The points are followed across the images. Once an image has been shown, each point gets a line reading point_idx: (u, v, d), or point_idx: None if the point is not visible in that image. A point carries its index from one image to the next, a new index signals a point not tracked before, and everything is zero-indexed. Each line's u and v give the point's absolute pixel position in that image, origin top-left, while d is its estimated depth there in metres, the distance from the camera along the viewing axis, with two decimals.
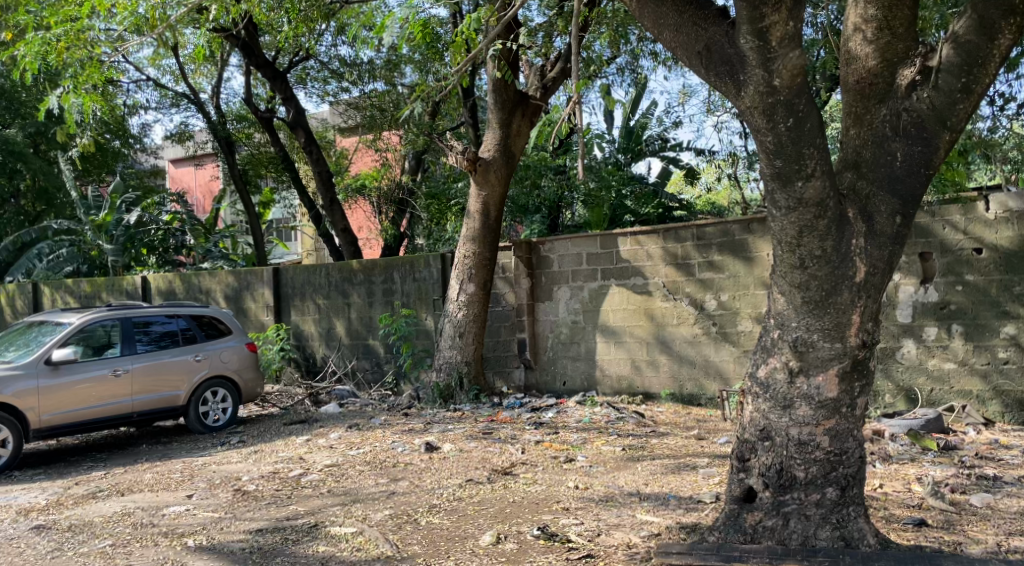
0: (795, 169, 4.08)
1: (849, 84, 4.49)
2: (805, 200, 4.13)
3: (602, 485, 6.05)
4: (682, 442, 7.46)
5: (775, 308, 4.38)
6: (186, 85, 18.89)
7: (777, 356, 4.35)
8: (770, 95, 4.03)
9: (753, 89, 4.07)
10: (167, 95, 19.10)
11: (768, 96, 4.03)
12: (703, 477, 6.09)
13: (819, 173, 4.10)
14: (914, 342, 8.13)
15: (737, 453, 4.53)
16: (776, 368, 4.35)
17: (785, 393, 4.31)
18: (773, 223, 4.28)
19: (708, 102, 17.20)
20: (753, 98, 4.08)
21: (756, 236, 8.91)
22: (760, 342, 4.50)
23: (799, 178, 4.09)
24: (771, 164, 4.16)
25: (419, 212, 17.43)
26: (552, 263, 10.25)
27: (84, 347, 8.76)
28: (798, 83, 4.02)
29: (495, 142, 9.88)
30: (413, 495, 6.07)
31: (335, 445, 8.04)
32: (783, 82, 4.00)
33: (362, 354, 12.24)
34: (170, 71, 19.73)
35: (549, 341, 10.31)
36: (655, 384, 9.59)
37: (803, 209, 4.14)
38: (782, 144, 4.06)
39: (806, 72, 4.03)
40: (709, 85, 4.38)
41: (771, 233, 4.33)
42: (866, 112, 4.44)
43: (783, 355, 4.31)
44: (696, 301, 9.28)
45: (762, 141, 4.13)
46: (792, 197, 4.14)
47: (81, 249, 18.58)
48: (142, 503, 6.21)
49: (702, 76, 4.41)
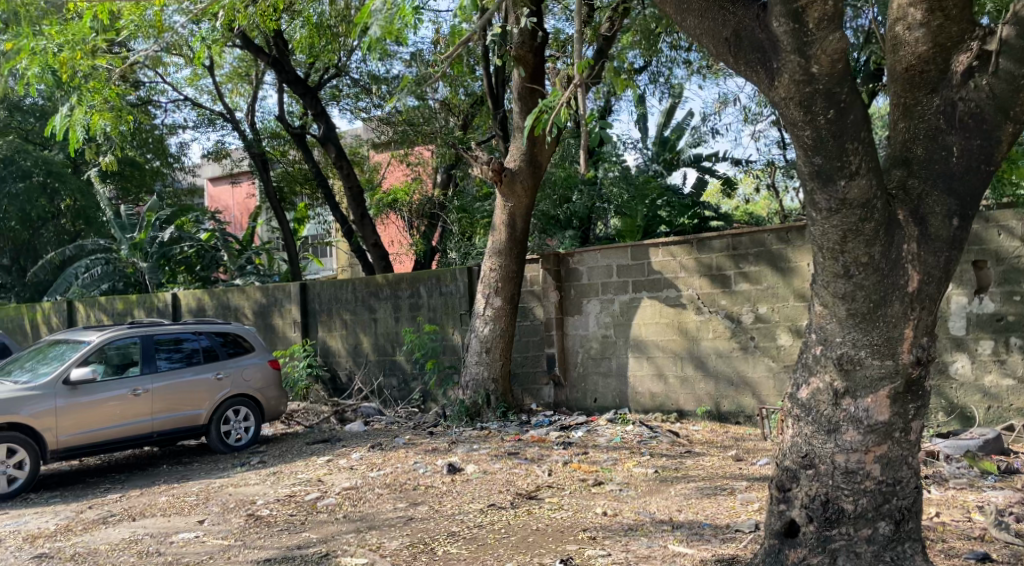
0: (837, 166, 3.72)
1: (896, 73, 4.12)
2: (849, 200, 3.74)
3: (631, 512, 5.67)
4: (719, 463, 7.05)
5: (817, 322, 4.01)
6: (222, 104, 18.94)
7: (819, 375, 3.96)
8: (807, 83, 3.66)
9: (788, 78, 3.72)
10: (203, 114, 19.14)
11: (805, 85, 3.67)
12: (742, 502, 5.68)
13: (863, 171, 3.73)
14: (969, 357, 7.63)
15: (777, 483, 4.14)
16: (819, 389, 3.96)
17: (829, 417, 3.92)
18: (814, 228, 3.91)
19: (745, 111, 16.81)
20: (788, 89, 3.73)
21: (795, 245, 8.48)
22: (800, 358, 4.11)
23: (841, 177, 3.73)
24: (809, 161, 3.81)
25: (450, 226, 17.19)
26: (581, 275, 9.91)
27: (105, 365, 8.62)
28: (839, 70, 3.65)
29: (520, 151, 9.61)
30: (432, 521, 5.76)
31: (356, 466, 7.77)
32: (822, 69, 3.63)
33: (388, 371, 11.99)
34: (207, 91, 19.85)
35: (579, 356, 9.94)
36: (690, 402, 9.17)
37: (846, 211, 3.77)
38: (822, 139, 3.71)
39: (848, 57, 3.66)
40: (740, 75, 4.07)
41: (812, 238, 3.96)
42: (916, 103, 4.06)
43: (827, 375, 3.92)
44: (731, 314, 8.87)
45: (799, 135, 3.78)
46: (833, 198, 3.77)
47: (115, 267, 18.66)
48: (152, 529, 5.98)
49: (731, 65, 4.09)
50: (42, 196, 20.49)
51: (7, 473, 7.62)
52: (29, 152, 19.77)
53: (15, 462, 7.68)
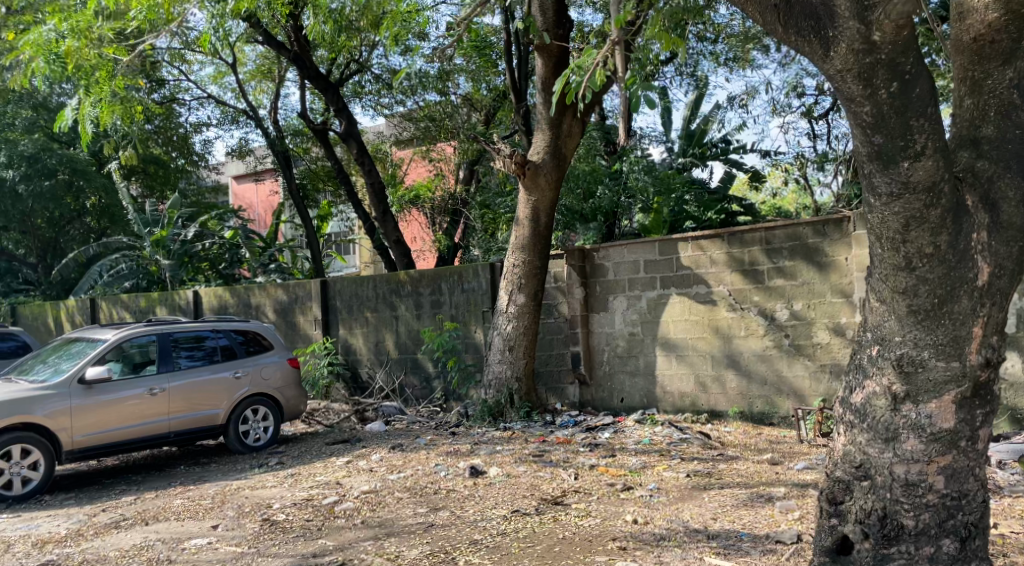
0: (900, 146, 3.40)
1: (963, 42, 3.74)
2: (912, 183, 3.42)
3: (663, 520, 5.37)
4: (754, 468, 6.74)
5: (874, 320, 3.73)
6: (246, 101, 18.79)
7: (876, 378, 3.70)
8: (868, 53, 3.35)
9: (846, 47, 3.41)
10: (227, 112, 19.04)
11: (866, 55, 3.36)
12: (781, 511, 5.37)
13: (930, 151, 3.41)
14: (1019, 356, 7.24)
15: (828, 496, 3.90)
16: (875, 394, 3.70)
17: (887, 424, 3.66)
18: (872, 215, 3.60)
19: (773, 103, 16.43)
20: (846, 60, 3.42)
21: (833, 239, 8.12)
22: (851, 359, 3.89)
23: (904, 158, 3.41)
24: (869, 141, 3.50)
25: (473, 222, 16.94)
26: (607, 271, 9.62)
27: (122, 363, 8.46)
28: (904, 37, 3.31)
29: (544, 143, 9.34)
30: (453, 529, 5.49)
31: (376, 468, 7.53)
32: (884, 37, 3.31)
33: (411, 369, 11.75)
34: (231, 88, 19.75)
35: (605, 354, 9.65)
36: (722, 402, 8.84)
37: (910, 196, 3.45)
38: (884, 116, 3.39)
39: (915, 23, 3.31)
40: (790, 46, 3.79)
41: (869, 226, 3.66)
42: (987, 76, 3.71)
43: (885, 377, 3.66)
44: (765, 311, 8.53)
45: (858, 111, 3.46)
46: (896, 180, 3.45)
47: (139, 264, 18.53)
48: (164, 534, 5.77)
49: (780, 38, 3.80)
50: (67, 194, 20.49)
51: (21, 474, 7.45)
52: (54, 149, 19.76)
53: (29, 462, 7.51)
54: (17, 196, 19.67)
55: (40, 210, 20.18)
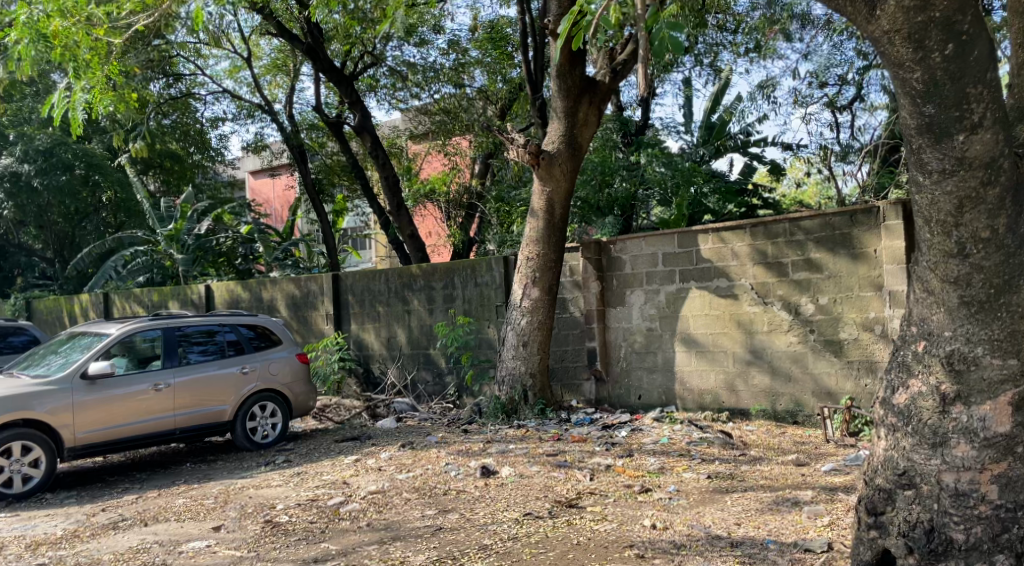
0: (955, 117, 3.39)
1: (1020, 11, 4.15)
2: (968, 158, 3.44)
3: (684, 525, 5.08)
4: (779, 470, 6.46)
5: (923, 314, 3.72)
6: (261, 96, 18.59)
7: (922, 378, 3.68)
8: (922, 12, 3.30)
9: (896, 5, 3.35)
10: (243, 106, 18.87)
11: (918, 13, 3.31)
12: (809, 517, 5.08)
13: (987, 125, 3.41)
14: None
15: (868, 506, 3.85)
16: (920, 394, 3.68)
17: (936, 428, 3.62)
18: (922, 196, 3.60)
19: (796, 94, 16.05)
20: (895, 20, 3.37)
21: (863, 229, 7.79)
22: (894, 358, 3.88)
23: (959, 132, 3.40)
24: (920, 112, 3.47)
25: (488, 216, 16.78)
26: (624, 265, 9.32)
27: (128, 358, 8.26)
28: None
29: (560, 133, 9.08)
30: (461, 532, 5.24)
31: (385, 467, 7.28)
32: None
33: (423, 365, 11.50)
34: (248, 83, 19.60)
35: (622, 350, 9.36)
36: (744, 399, 8.54)
37: (964, 172, 3.46)
38: (937, 83, 3.36)
39: None
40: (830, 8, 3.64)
41: (919, 209, 3.65)
42: None
43: (935, 376, 3.63)
44: (790, 305, 8.22)
45: (908, 79, 3.42)
46: (951, 155, 3.45)
47: (154, 258, 18.34)
48: (163, 536, 5.54)
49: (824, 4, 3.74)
50: (83, 188, 20.44)
51: (21, 472, 7.26)
52: (69, 143, 19.70)
53: (30, 460, 7.32)
54: (33, 190, 19.60)
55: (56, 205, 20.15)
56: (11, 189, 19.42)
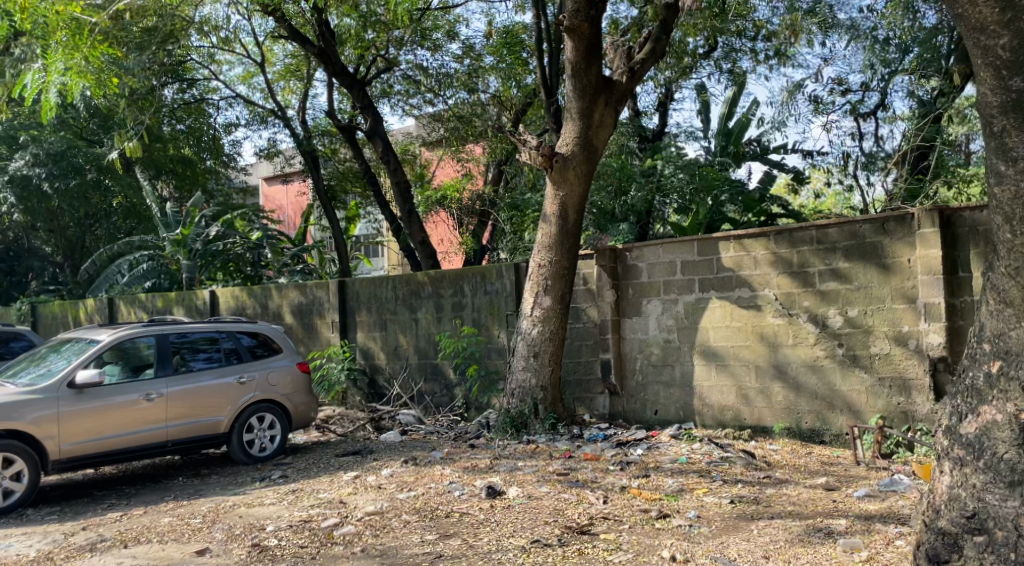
0: None
1: None
2: None
3: (706, 558, 4.65)
4: (807, 495, 6.02)
5: (997, 330, 3.78)
6: (274, 102, 18.32)
7: (998, 407, 3.71)
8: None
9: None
10: (255, 112, 18.56)
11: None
12: (844, 550, 4.64)
13: None
14: None
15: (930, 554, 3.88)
16: (997, 424, 3.71)
17: (1014, 467, 3.65)
18: (1004, 188, 3.79)
19: (815, 101, 15.62)
20: None
21: (894, 238, 7.33)
22: (962, 386, 3.93)
23: None
24: (1006, 87, 3.78)
25: (501, 224, 16.32)
26: (641, 273, 8.88)
27: (120, 365, 7.90)
28: None
29: (574, 134, 8.67)
30: (463, 561, 4.82)
31: (385, 485, 6.85)
32: None
33: (430, 376, 11.09)
34: (261, 89, 19.34)
35: (637, 362, 8.91)
36: (767, 417, 8.06)
37: None
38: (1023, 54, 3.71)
39: None
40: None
41: (1001, 209, 3.82)
42: None
43: (1014, 401, 3.65)
44: (816, 317, 7.75)
45: (996, 57, 3.77)
46: None
47: (160, 263, 17.97)
48: (141, 560, 5.15)
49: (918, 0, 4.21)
50: (94, 193, 20.20)
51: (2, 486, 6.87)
52: (81, 147, 19.49)
53: (12, 473, 6.94)
54: (43, 194, 19.42)
55: (66, 209, 19.91)
56: (22, 193, 19.22)
